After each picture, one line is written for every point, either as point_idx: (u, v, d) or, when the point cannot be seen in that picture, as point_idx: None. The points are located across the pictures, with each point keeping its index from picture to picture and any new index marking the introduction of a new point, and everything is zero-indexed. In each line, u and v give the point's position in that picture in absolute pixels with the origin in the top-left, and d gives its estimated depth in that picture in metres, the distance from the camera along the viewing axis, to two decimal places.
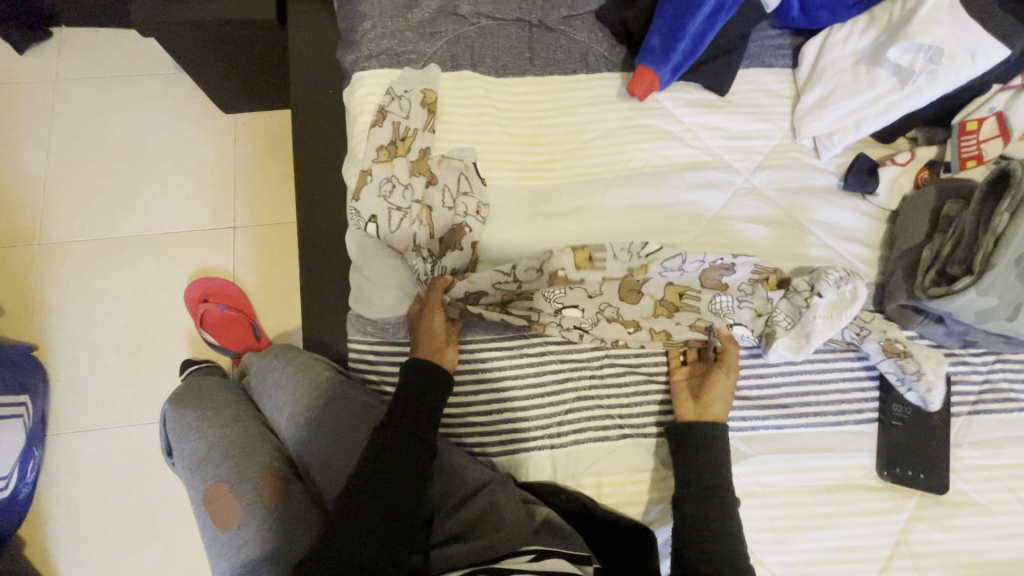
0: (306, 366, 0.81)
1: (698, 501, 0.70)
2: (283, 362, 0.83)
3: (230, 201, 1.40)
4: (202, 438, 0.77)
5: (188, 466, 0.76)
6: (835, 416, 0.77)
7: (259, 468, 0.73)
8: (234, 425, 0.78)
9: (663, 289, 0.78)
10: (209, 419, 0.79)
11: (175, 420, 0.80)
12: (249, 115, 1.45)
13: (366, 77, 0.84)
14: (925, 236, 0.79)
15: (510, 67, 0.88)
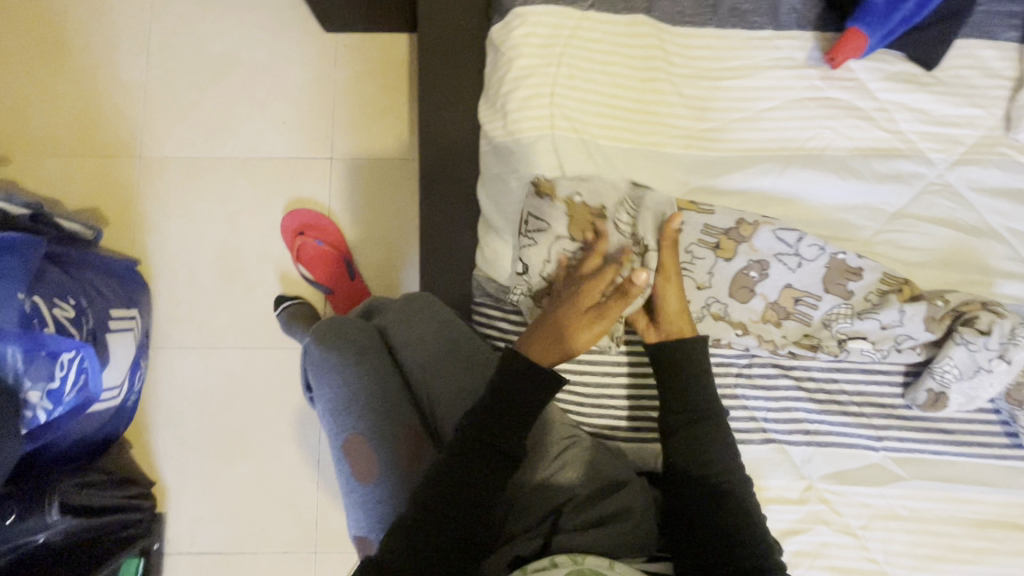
0: (461, 339, 0.73)
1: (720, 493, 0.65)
2: (427, 324, 0.74)
3: (327, 129, 1.34)
4: (346, 386, 0.72)
5: (330, 409, 0.72)
6: (1001, 449, 0.71)
7: (409, 439, 0.70)
8: (374, 375, 0.72)
9: (779, 291, 0.73)
10: (355, 367, 0.72)
11: (313, 354, 0.74)
12: (350, 36, 1.35)
13: (529, 15, 0.75)
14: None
15: (689, 15, 0.76)
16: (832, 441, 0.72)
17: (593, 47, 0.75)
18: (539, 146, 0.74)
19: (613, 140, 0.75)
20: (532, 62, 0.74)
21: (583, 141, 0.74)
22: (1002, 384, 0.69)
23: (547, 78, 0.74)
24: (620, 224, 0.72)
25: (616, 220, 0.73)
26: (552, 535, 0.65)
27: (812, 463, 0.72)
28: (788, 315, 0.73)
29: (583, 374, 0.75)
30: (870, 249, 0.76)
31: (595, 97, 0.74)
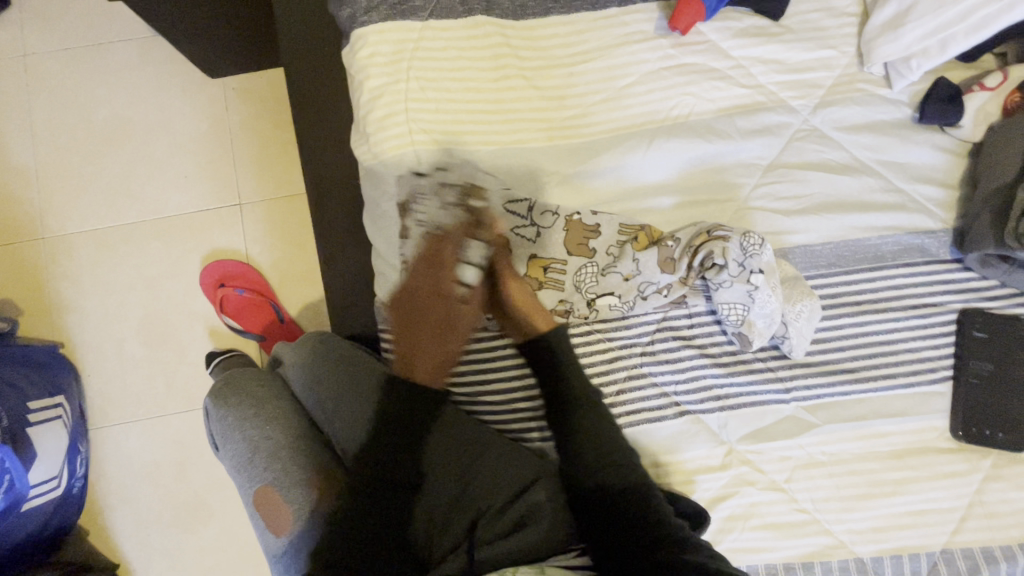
0: (352, 364, 0.73)
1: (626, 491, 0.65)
2: (318, 360, 0.74)
3: (232, 176, 1.32)
4: (247, 440, 0.70)
5: (235, 467, 0.70)
6: (906, 377, 0.72)
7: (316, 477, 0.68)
8: (274, 426, 0.71)
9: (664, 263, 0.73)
10: (253, 419, 0.71)
11: (213, 415, 0.73)
12: (239, 78, 1.33)
13: (369, 34, 0.73)
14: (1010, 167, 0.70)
15: (530, 8, 0.76)
16: (743, 402, 0.72)
17: (441, 56, 0.74)
18: (404, 164, 0.73)
19: (476, 144, 0.74)
20: (382, 81, 0.73)
21: (447, 151, 0.73)
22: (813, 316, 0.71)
23: (399, 94, 0.73)
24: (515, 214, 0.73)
25: (489, 209, 0.72)
26: (474, 549, 0.64)
27: (729, 427, 0.72)
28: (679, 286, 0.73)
29: (493, 379, 0.75)
30: (750, 206, 0.76)
31: (451, 105, 0.74)
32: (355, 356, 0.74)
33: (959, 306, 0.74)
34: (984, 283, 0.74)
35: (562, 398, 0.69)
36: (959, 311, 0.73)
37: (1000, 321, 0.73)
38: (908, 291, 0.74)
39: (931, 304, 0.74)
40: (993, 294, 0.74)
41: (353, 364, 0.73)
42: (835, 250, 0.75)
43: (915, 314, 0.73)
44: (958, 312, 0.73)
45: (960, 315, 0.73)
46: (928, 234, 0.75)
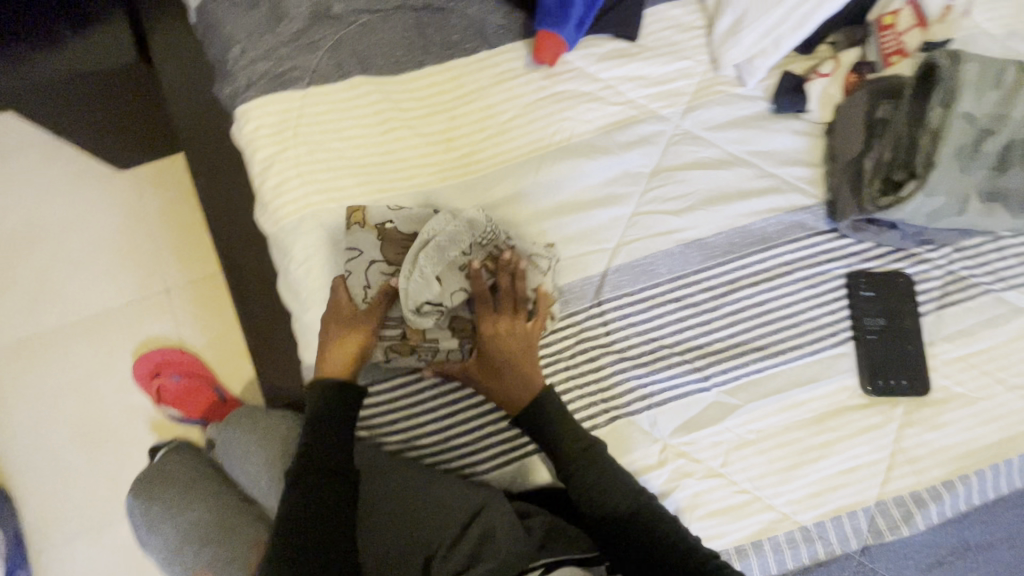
0: (272, 427, 0.74)
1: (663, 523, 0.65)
2: (242, 431, 0.75)
3: (154, 262, 1.30)
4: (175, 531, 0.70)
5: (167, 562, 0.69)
6: (811, 344, 0.77)
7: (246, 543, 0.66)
8: (203, 508, 0.70)
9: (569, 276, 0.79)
10: (179, 505, 0.71)
11: (142, 513, 0.72)
12: (150, 166, 1.34)
13: (251, 109, 0.76)
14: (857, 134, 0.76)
15: (404, 62, 0.80)
16: (668, 397, 0.75)
17: (325, 119, 0.77)
18: (304, 226, 0.74)
19: (372, 195, 0.76)
20: (271, 152, 0.76)
21: (344, 207, 0.75)
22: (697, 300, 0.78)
23: (288, 161, 0.75)
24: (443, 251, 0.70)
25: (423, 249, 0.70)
26: None
27: (659, 424, 0.74)
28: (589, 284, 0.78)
29: (427, 420, 0.74)
30: (642, 211, 0.81)
31: (343, 162, 0.76)
32: (280, 423, 0.75)
33: (845, 271, 0.79)
34: (863, 246, 0.80)
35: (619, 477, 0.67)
36: (846, 275, 0.79)
37: (883, 278, 0.78)
38: (798, 265, 0.79)
39: (821, 272, 0.79)
40: (871, 254, 0.80)
41: (274, 429, 0.74)
42: (726, 238, 0.80)
43: (807, 285, 0.78)
44: (845, 276, 0.79)
45: (846, 279, 0.79)
46: (804, 211, 0.81)
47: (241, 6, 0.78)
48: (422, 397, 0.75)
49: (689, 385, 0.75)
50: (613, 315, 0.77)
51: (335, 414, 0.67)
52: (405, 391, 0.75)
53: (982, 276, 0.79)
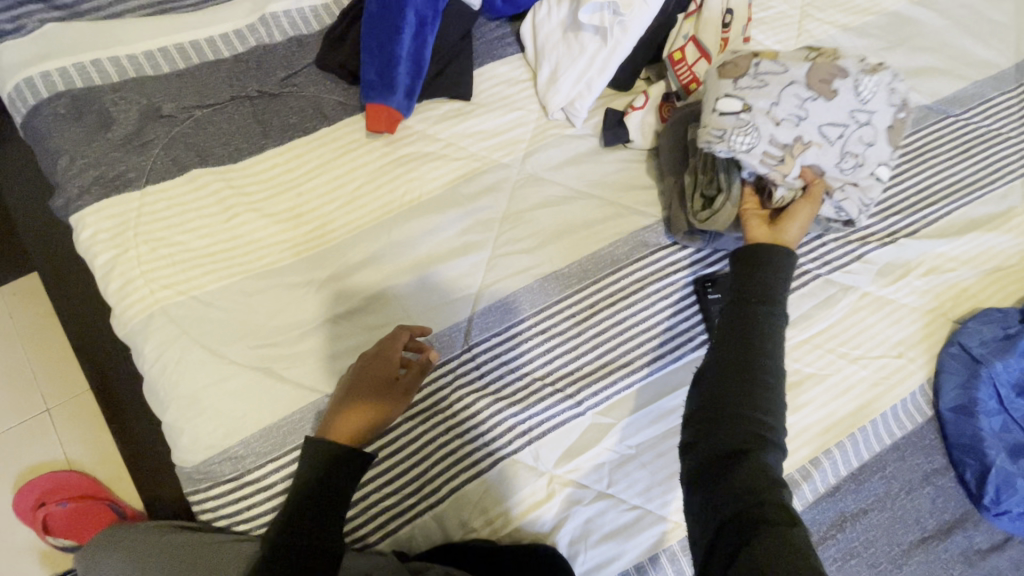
0: (130, 543, 0.68)
1: (727, 447, 0.53)
2: (105, 553, 0.67)
3: (31, 383, 1.22)
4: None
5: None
6: (673, 352, 0.81)
7: None
8: None
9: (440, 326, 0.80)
10: None
11: None
12: (20, 283, 1.28)
13: (86, 215, 0.75)
14: (744, 104, 0.73)
15: (245, 149, 0.82)
16: (546, 429, 0.76)
17: (166, 215, 0.77)
18: (152, 323, 0.73)
19: (223, 281, 0.76)
20: (111, 255, 0.74)
21: (194, 298, 0.74)
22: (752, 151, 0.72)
23: (130, 261, 0.74)
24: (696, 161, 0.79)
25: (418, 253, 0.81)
26: None
27: (542, 458, 0.75)
28: (460, 328, 0.80)
29: None
30: (498, 253, 0.84)
31: (189, 255, 0.76)
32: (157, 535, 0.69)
33: (692, 278, 0.85)
34: (703, 253, 0.87)
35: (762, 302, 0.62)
36: (693, 282, 0.85)
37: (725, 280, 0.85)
38: (651, 280, 0.84)
39: (671, 283, 0.85)
40: (712, 259, 0.86)
41: (132, 545, 0.68)
42: (581, 265, 0.84)
43: (661, 297, 0.84)
44: (693, 283, 0.85)
45: (694, 286, 0.85)
46: (645, 230, 0.87)
47: (66, 118, 0.78)
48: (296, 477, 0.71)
49: (564, 413, 0.77)
50: (484, 358, 0.79)
51: (342, 477, 0.65)
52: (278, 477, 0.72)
53: (811, 263, 0.87)
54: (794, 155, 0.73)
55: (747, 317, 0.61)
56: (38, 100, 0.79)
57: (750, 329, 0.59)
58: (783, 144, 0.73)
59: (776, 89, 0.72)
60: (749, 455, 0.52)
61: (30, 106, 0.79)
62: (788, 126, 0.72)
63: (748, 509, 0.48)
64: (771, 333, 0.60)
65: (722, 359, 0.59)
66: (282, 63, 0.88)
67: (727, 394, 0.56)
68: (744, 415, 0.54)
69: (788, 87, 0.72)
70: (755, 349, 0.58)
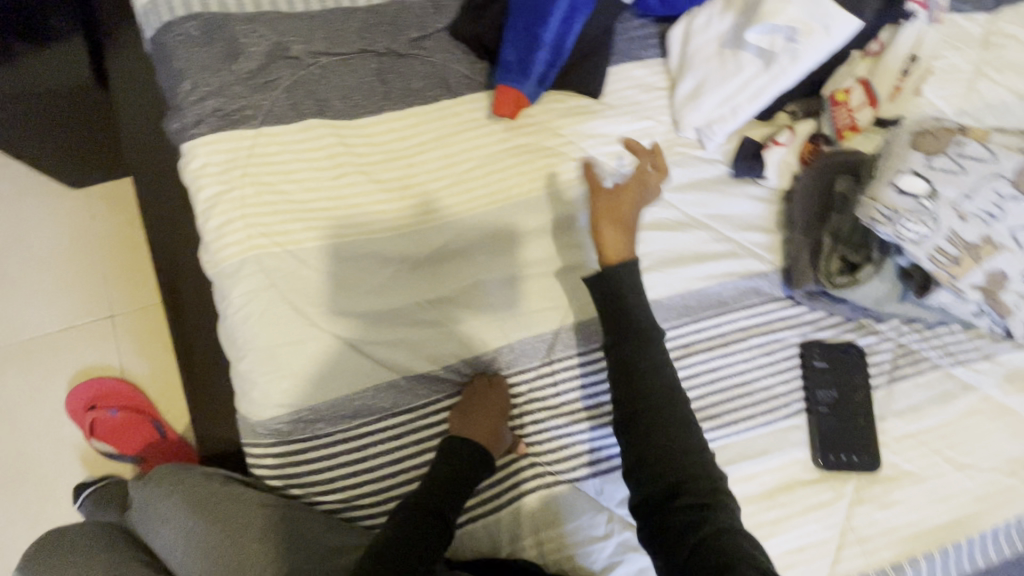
0: (191, 485, 0.68)
1: (670, 491, 0.60)
2: (166, 493, 0.69)
3: (100, 287, 1.24)
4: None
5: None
6: (764, 415, 0.75)
7: None
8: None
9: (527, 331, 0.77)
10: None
11: None
12: (105, 186, 1.29)
13: (198, 146, 0.73)
14: (930, 187, 0.65)
15: (363, 106, 0.79)
16: (613, 464, 0.75)
17: (276, 161, 0.75)
18: (244, 270, 0.71)
19: (319, 242, 0.73)
20: (216, 191, 0.73)
21: (287, 253, 0.72)
22: (931, 242, 0.65)
23: (233, 202, 0.72)
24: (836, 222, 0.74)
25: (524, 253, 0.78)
26: None
27: (606, 492, 0.73)
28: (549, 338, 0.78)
29: (367, 481, 0.72)
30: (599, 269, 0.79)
31: (291, 207, 0.74)
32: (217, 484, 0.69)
33: (799, 339, 0.79)
34: (816, 315, 0.80)
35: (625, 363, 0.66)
36: (800, 344, 0.79)
37: (836, 348, 0.78)
38: (754, 332, 0.78)
39: (775, 339, 0.78)
40: (826, 323, 0.79)
41: (194, 486, 0.69)
42: (683, 300, 0.78)
43: (762, 352, 0.78)
44: (800, 345, 0.79)
45: (801, 348, 0.78)
46: (760, 277, 0.80)
47: (195, 41, 0.76)
48: (359, 452, 0.71)
49: None
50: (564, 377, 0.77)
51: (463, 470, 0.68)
52: (343, 450, 0.71)
53: (933, 351, 0.79)
54: (975, 257, 0.66)
55: (628, 378, 0.66)
56: (171, 18, 0.77)
57: (637, 373, 0.65)
58: (967, 242, 0.66)
59: (975, 174, 0.65)
60: (688, 512, 0.59)
61: (162, 22, 0.77)
62: (975, 223, 0.65)
63: (701, 558, 0.56)
64: (659, 364, 0.66)
65: (625, 410, 0.65)
66: (415, 22, 0.83)
67: (650, 436, 0.63)
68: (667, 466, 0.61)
69: (991, 178, 0.65)
70: (653, 429, 0.63)
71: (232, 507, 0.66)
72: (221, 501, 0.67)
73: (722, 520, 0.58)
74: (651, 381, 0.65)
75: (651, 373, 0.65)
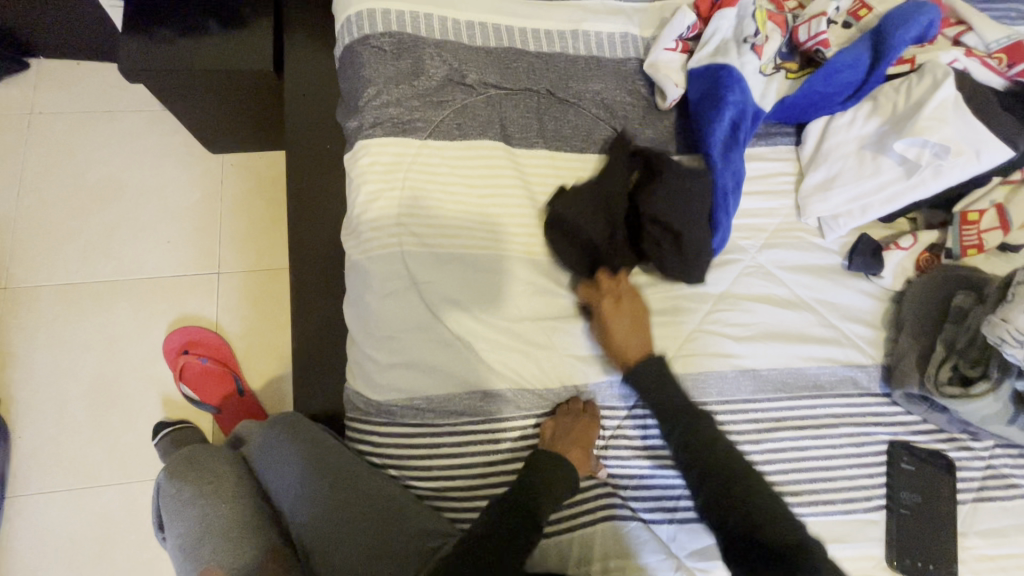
0: (309, 443, 0.78)
1: (717, 491, 0.68)
2: (284, 440, 0.80)
3: (215, 245, 1.35)
4: (195, 517, 0.79)
5: (180, 545, 0.78)
6: (844, 504, 0.77)
7: (252, 549, 0.75)
8: (227, 503, 0.79)
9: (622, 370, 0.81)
10: (209, 494, 0.80)
11: (173, 492, 0.83)
12: (239, 155, 1.41)
13: (371, 145, 0.82)
14: None
15: (519, 139, 0.87)
16: (687, 515, 0.77)
17: (436, 171, 0.82)
18: (390, 263, 0.78)
19: (460, 251, 0.80)
20: (378, 188, 0.81)
21: (430, 255, 0.79)
22: None
23: (393, 201, 0.80)
24: (951, 335, 0.76)
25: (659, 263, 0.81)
26: None
27: (677, 539, 0.76)
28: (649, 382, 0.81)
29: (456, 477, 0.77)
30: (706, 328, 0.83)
31: (440, 215, 0.81)
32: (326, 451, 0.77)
33: (889, 438, 0.80)
34: (910, 418, 0.81)
35: (701, 477, 0.70)
36: (889, 444, 0.80)
37: (926, 454, 0.79)
38: (847, 421, 0.80)
39: (865, 433, 0.80)
40: (920, 428, 0.81)
41: (310, 441, 0.78)
42: (780, 375, 0.82)
43: (851, 443, 0.79)
44: (888, 445, 0.80)
45: (889, 447, 0.80)
46: (860, 369, 0.83)
47: (386, 55, 0.85)
48: (455, 449, 0.77)
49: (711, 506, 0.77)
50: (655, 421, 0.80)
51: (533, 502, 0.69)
52: (443, 445, 0.77)
53: None
54: None
55: (695, 462, 0.71)
56: (369, 31, 0.86)
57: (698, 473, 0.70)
58: None
59: None
60: (730, 505, 0.66)
61: (361, 33, 0.87)
62: None
63: (745, 515, 0.65)
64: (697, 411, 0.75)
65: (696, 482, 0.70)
66: (576, 73, 0.91)
67: (693, 449, 0.72)
68: (723, 487, 0.68)
69: None
70: (724, 505, 0.67)
71: (341, 467, 0.75)
72: (331, 467, 0.75)
73: (769, 508, 0.65)
74: (711, 454, 0.71)
75: (715, 466, 0.70)
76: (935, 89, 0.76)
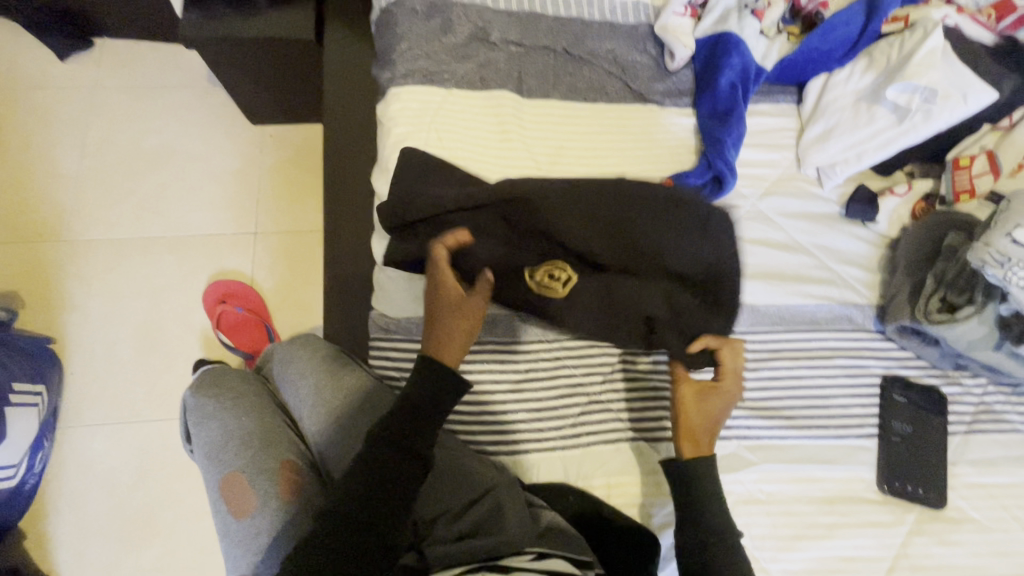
0: (332, 366, 0.81)
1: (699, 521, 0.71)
2: (308, 358, 0.83)
3: (253, 207, 1.45)
4: (222, 427, 0.78)
5: (205, 453, 0.77)
6: (837, 429, 0.81)
7: (277, 459, 0.75)
8: (252, 415, 0.80)
9: None
10: (231, 409, 0.80)
11: (195, 407, 0.82)
12: (277, 127, 1.52)
13: (402, 92, 0.90)
14: None
15: (537, 92, 0.94)
16: None
17: (459, 117, 0.90)
18: None
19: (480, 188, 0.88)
20: (407, 129, 0.88)
21: None
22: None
23: (419, 140, 0.88)
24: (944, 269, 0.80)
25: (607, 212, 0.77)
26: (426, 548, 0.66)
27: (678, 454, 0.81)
28: None
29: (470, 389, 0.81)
30: None
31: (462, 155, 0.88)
32: (358, 382, 0.80)
33: (882, 372, 0.84)
34: (904, 354, 0.85)
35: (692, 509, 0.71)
36: (882, 377, 0.84)
37: (919, 387, 0.83)
38: (842, 355, 0.84)
39: (859, 366, 0.84)
40: (913, 364, 0.85)
41: (332, 362, 0.82)
42: (779, 311, 0.86)
43: (845, 373, 0.83)
44: (882, 378, 0.84)
45: (882, 381, 0.83)
46: (855, 307, 0.87)
47: (418, 14, 0.95)
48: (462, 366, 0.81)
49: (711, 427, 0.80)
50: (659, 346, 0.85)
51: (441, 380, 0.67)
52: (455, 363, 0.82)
53: (1016, 415, 0.82)
54: None
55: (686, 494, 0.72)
56: None
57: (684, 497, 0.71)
58: None
59: None
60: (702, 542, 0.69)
61: None
62: None
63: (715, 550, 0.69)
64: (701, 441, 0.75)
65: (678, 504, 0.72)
66: (591, 35, 0.99)
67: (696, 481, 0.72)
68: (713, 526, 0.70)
69: None
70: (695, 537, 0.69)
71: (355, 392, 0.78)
72: (349, 381, 0.80)
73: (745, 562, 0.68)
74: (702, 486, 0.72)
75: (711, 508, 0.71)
76: (925, 39, 0.82)
